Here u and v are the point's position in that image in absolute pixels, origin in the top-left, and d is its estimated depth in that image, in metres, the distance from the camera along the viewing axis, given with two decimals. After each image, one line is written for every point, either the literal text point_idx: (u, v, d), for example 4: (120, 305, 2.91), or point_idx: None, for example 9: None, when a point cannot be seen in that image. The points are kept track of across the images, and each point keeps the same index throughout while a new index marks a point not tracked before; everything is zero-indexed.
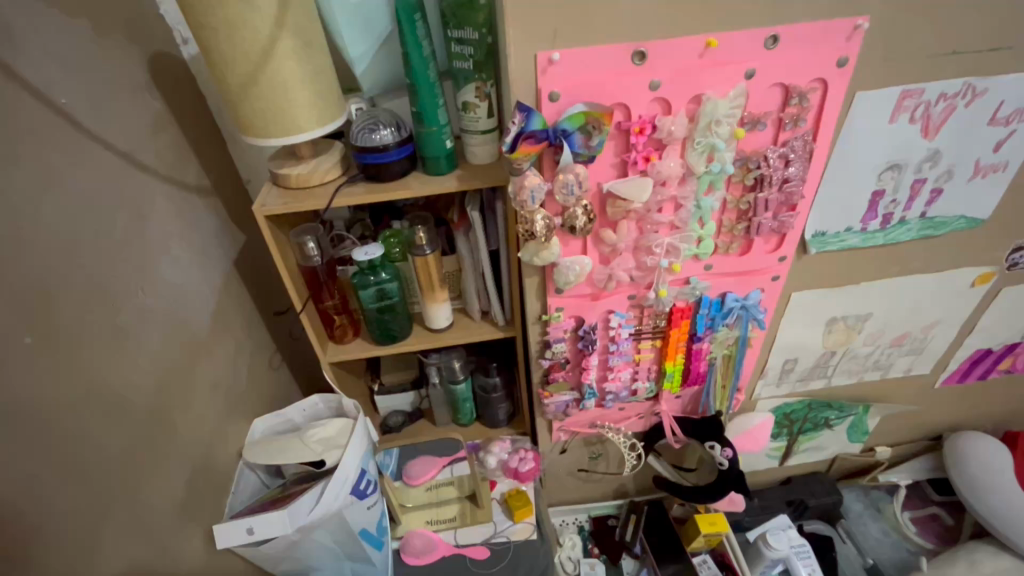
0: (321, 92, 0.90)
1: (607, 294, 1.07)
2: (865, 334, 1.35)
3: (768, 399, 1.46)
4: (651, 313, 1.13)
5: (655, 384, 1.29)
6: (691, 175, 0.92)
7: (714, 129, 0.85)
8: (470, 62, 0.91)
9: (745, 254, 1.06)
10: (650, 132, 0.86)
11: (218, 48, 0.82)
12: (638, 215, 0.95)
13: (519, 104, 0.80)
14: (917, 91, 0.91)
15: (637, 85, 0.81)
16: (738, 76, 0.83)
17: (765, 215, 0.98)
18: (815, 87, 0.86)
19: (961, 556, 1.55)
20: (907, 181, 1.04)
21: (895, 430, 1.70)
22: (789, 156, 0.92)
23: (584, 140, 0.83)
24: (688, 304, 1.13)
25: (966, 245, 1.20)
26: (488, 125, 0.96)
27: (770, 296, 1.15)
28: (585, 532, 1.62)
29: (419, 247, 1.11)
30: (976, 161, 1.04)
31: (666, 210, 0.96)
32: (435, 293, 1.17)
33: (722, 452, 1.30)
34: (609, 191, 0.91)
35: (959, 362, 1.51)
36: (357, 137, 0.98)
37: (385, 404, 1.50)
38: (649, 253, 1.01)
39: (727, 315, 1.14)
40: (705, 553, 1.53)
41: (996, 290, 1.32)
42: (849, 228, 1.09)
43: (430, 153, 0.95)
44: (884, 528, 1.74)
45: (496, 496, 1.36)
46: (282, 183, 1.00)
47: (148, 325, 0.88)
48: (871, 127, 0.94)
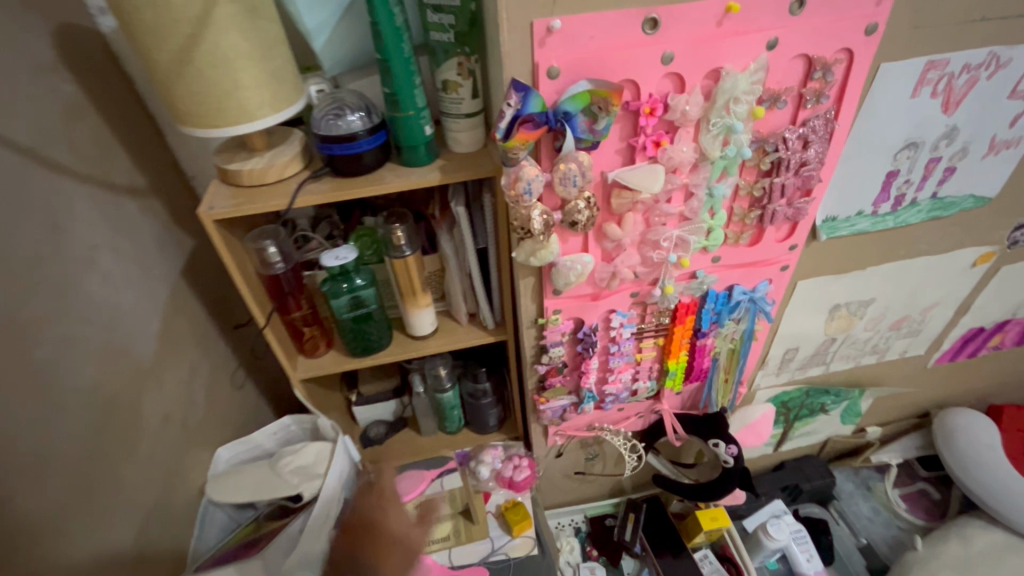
0: (273, 70, 0.76)
1: (608, 292, 0.98)
2: (866, 320, 1.31)
3: (766, 389, 1.41)
4: (655, 310, 1.04)
5: (657, 382, 1.20)
6: (704, 161, 0.82)
7: (732, 108, 0.75)
8: (450, 34, 0.78)
9: (754, 244, 0.98)
10: (661, 113, 0.75)
11: (139, 17, 0.67)
12: (645, 206, 0.86)
13: (514, 82, 0.67)
14: (942, 62, 0.84)
15: (648, 58, 0.70)
16: (760, 47, 0.73)
17: (779, 202, 0.90)
18: (841, 58, 0.77)
19: (953, 533, 1.56)
20: (922, 161, 0.97)
21: (886, 410, 1.69)
22: (808, 137, 0.83)
23: (587, 124, 0.72)
24: (693, 299, 1.03)
25: (972, 224, 1.15)
26: (473, 107, 0.84)
27: (777, 286, 1.07)
28: (582, 534, 1.55)
29: (397, 248, 0.99)
30: (992, 137, 0.98)
31: (675, 200, 0.87)
32: (417, 297, 1.05)
33: (727, 450, 1.21)
34: (616, 180, 0.80)
35: (952, 341, 1.49)
36: (320, 125, 0.84)
37: (366, 415, 1.39)
38: (655, 247, 0.91)
39: (733, 309, 1.06)
40: (705, 548, 1.49)
41: (995, 268, 1.29)
42: (860, 212, 1.02)
43: (407, 142, 0.82)
44: (874, 506, 1.74)
45: (491, 509, 1.27)
46: (232, 180, 0.85)
47: (75, 359, 0.73)
48: (892, 103, 0.86)
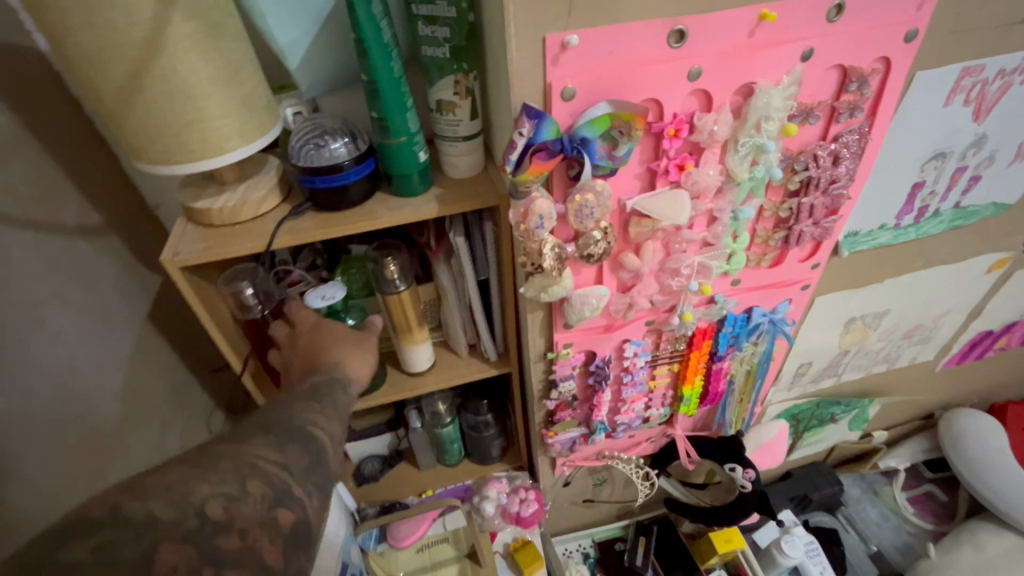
0: (243, 95, 0.65)
1: (623, 323, 0.90)
2: (880, 330, 1.26)
3: (778, 404, 1.35)
4: (670, 337, 0.97)
5: (670, 408, 1.13)
6: (730, 183, 0.75)
7: (763, 126, 0.68)
8: (446, 49, 0.68)
9: (776, 265, 0.91)
10: (686, 134, 0.67)
11: (77, 41, 0.56)
12: (665, 233, 0.78)
13: (526, 107, 0.59)
14: (978, 68, 0.77)
15: (673, 75, 0.62)
16: (794, 59, 0.65)
17: (806, 222, 0.83)
18: (877, 68, 0.70)
19: (965, 539, 1.53)
20: (949, 171, 0.91)
21: (893, 414, 1.66)
22: (840, 153, 0.76)
23: (606, 149, 0.64)
24: (710, 324, 0.97)
25: (991, 231, 1.11)
26: (472, 129, 0.74)
27: (797, 306, 1.01)
28: (591, 559, 1.48)
29: (389, 282, 0.89)
30: (1019, 144, 0.93)
31: (697, 225, 0.79)
32: (413, 332, 0.96)
33: (745, 474, 1.17)
34: (634, 208, 0.72)
35: (961, 346, 1.45)
36: (299, 154, 0.74)
37: (358, 451, 1.29)
38: (674, 274, 0.83)
39: (752, 332, 0.99)
40: (720, 569, 1.43)
41: (1009, 273, 1.25)
42: (882, 225, 0.96)
43: (399, 170, 0.73)
44: (883, 511, 1.71)
45: (499, 548, 1.22)
46: (200, 219, 0.75)
47: (22, 440, 0.63)
48: (924, 112, 0.80)
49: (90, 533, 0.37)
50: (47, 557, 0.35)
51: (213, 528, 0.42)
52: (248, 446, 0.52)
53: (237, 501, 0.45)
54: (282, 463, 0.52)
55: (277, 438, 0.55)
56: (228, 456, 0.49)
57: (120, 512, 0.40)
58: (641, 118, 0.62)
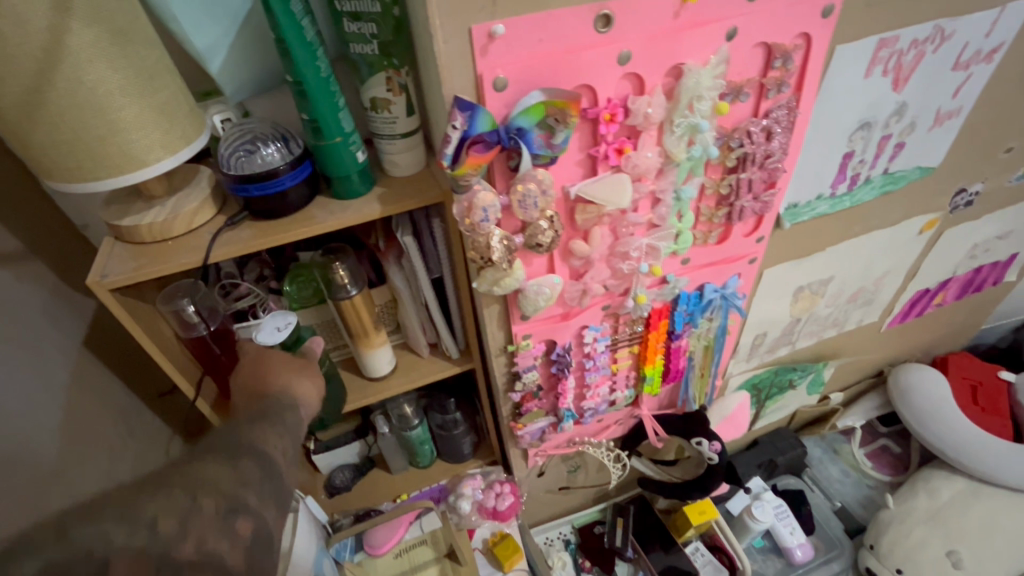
0: (161, 104, 0.62)
1: (579, 310, 0.91)
2: (827, 297, 1.31)
3: (738, 376, 1.39)
4: (628, 320, 0.97)
5: (634, 389, 1.14)
6: (669, 164, 0.76)
7: (695, 106, 0.69)
8: (374, 45, 0.67)
9: (723, 241, 0.93)
10: (621, 119, 0.68)
11: None
12: (611, 218, 0.79)
13: (457, 99, 0.58)
14: (893, 39, 0.81)
15: (603, 60, 0.63)
16: (719, 38, 0.67)
17: (747, 197, 0.85)
18: (799, 44, 0.72)
19: (920, 486, 1.62)
20: (875, 139, 0.96)
21: (846, 376, 1.74)
22: (772, 129, 0.79)
23: (544, 138, 0.64)
24: (665, 303, 0.97)
25: (919, 194, 1.17)
26: (409, 126, 0.73)
27: (747, 280, 1.03)
28: (572, 546, 1.49)
29: (341, 288, 0.87)
30: (937, 110, 0.98)
31: (642, 207, 0.80)
32: (371, 337, 0.95)
33: (711, 447, 1.19)
34: (579, 195, 0.73)
35: (902, 305, 1.53)
36: (230, 163, 0.72)
37: (326, 463, 1.25)
38: (624, 258, 0.84)
39: (706, 307, 1.00)
40: (695, 540, 1.48)
41: (939, 233, 1.32)
42: (819, 195, 1.00)
43: (337, 172, 0.71)
44: (843, 469, 1.79)
45: (478, 545, 1.23)
46: (128, 237, 0.71)
47: None
48: (848, 84, 0.83)
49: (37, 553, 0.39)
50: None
51: (165, 544, 0.45)
52: (198, 469, 0.53)
53: (190, 519, 0.48)
54: (236, 479, 0.54)
55: (224, 456, 0.56)
56: (181, 478, 0.51)
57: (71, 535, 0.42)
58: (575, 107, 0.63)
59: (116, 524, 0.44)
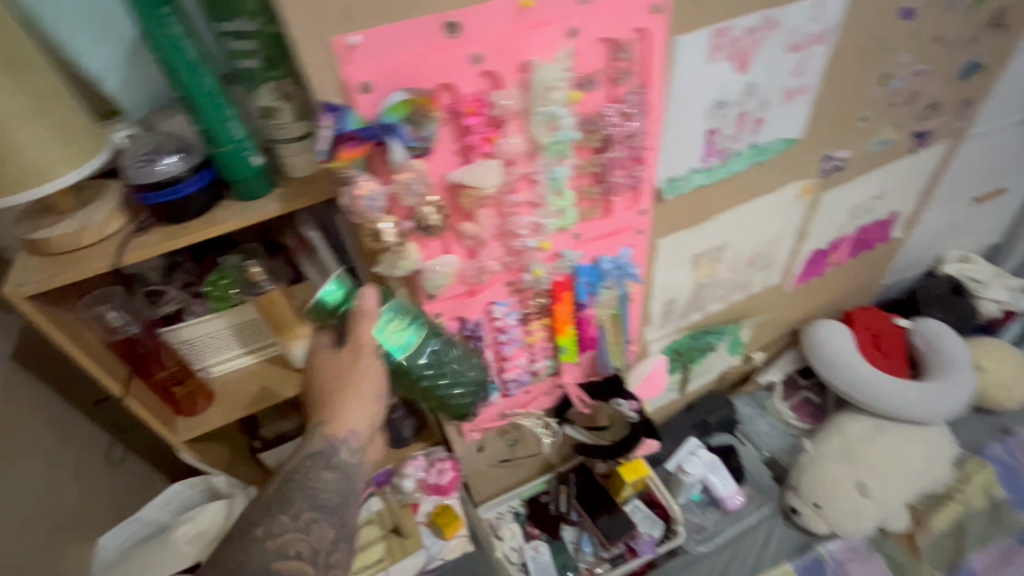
0: (57, 125, 0.69)
1: (483, 286, 1.02)
2: (725, 262, 1.45)
3: (657, 341, 1.52)
4: (532, 294, 1.09)
5: (553, 359, 1.26)
6: (538, 148, 0.87)
7: (549, 96, 0.80)
8: (257, 59, 0.75)
9: (606, 216, 1.05)
10: (485, 111, 0.78)
11: None
12: (493, 200, 0.89)
13: (326, 104, 0.69)
14: (725, 29, 0.94)
15: (458, 61, 0.73)
16: (561, 37, 0.78)
17: (617, 173, 0.97)
18: (637, 37, 0.84)
19: (833, 429, 1.79)
20: (733, 117, 1.09)
21: (764, 335, 1.90)
22: (628, 112, 0.90)
23: (414, 132, 0.73)
24: (566, 277, 1.08)
25: (790, 163, 1.31)
26: (301, 129, 0.81)
27: (638, 250, 1.17)
28: (521, 516, 1.61)
29: (256, 283, 0.92)
30: (785, 87, 1.11)
31: (521, 189, 0.91)
32: (290, 329, 0.99)
33: (630, 406, 1.34)
34: (457, 181, 0.82)
35: (801, 265, 1.69)
36: (133, 173, 0.78)
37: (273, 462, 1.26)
38: (514, 236, 0.95)
39: (604, 279, 1.12)
40: (635, 499, 1.57)
41: (819, 198, 1.48)
42: (693, 169, 1.12)
43: (236, 175, 0.79)
44: (771, 422, 1.95)
45: (422, 519, 1.28)
46: (41, 249, 0.77)
47: None
48: (694, 70, 0.96)
49: None
50: None
51: None
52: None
53: None
54: None
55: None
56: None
57: None
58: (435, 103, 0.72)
59: None
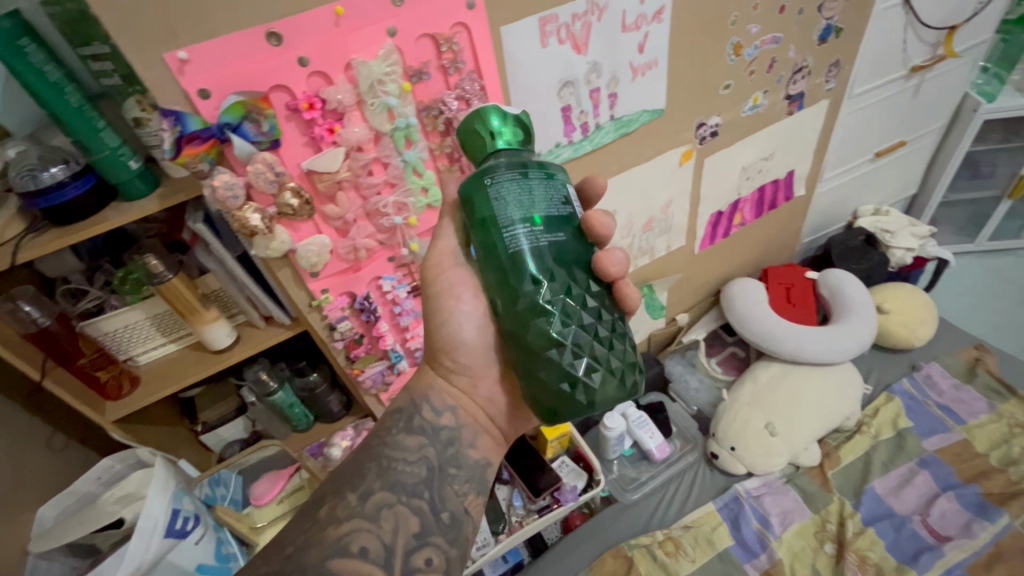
0: None
1: (714, 263, 1.17)
2: None
3: None
4: (754, 290, 1.15)
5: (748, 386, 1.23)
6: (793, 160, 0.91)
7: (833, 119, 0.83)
8: None
9: None
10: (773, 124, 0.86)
11: None
12: (740, 186, 1.04)
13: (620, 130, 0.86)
14: None
15: (722, 74, 0.83)
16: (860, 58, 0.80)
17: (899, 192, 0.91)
18: None
19: None
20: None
21: None
22: None
23: (699, 126, 0.88)
24: (779, 272, 1.20)
25: None
26: None
27: (898, 297, 1.18)
28: None
29: None
30: None
31: (766, 188, 1.10)
32: None
33: None
34: (711, 160, 0.94)
35: None
36: None
37: None
38: (751, 214, 1.13)
39: (823, 287, 1.18)
40: None
41: None
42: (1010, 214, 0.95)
43: None
44: None
45: None
46: None
47: None
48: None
49: (834, 555, 0.93)
50: (792, 568, 0.92)
51: (843, 511, 0.97)
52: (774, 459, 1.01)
53: (819, 500, 0.99)
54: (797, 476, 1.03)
55: (852, 487, 1.01)
56: (874, 473, 1.01)
57: (853, 549, 0.92)
58: (691, 102, 0.83)
59: (827, 494, 1.00)
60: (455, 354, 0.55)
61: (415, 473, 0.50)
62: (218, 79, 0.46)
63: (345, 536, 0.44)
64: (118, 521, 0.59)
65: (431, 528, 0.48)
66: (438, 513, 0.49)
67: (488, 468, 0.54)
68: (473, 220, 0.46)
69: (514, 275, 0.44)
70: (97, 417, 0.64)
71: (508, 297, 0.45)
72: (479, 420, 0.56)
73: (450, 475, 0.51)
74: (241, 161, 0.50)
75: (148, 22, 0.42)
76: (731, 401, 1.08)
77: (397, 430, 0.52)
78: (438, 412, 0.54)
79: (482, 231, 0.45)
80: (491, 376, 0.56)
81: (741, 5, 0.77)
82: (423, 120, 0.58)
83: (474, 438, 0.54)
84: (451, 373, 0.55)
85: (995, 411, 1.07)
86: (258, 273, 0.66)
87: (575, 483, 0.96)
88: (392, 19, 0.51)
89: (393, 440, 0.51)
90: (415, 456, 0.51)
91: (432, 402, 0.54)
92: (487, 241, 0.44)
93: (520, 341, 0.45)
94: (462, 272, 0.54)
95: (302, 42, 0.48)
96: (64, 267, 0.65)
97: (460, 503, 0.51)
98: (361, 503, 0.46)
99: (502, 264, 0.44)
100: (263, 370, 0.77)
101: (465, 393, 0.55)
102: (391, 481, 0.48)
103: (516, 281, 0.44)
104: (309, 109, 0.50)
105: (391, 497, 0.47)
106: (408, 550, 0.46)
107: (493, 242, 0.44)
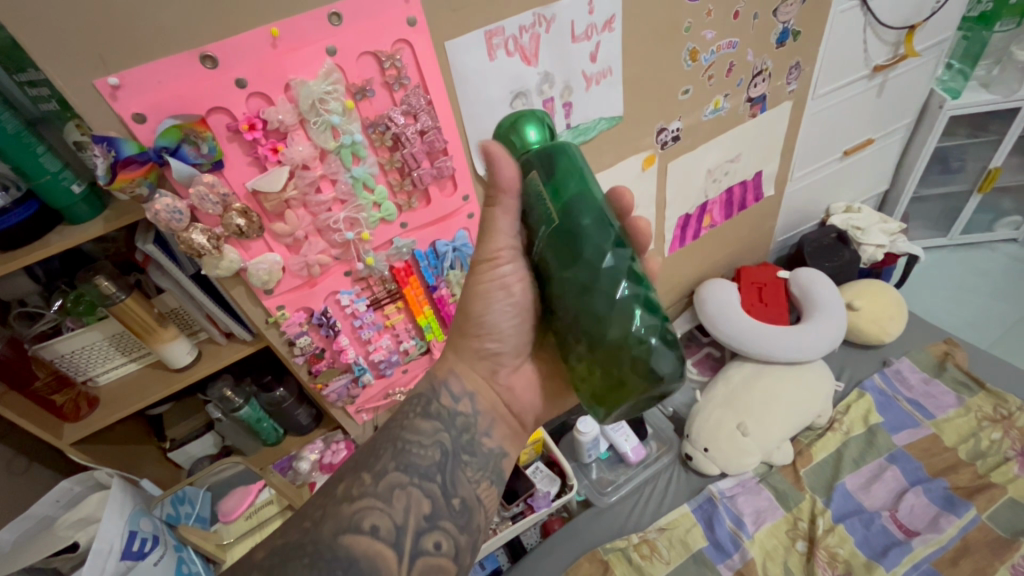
0: None
1: (689, 264, 1.19)
2: None
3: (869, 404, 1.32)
4: (726, 290, 1.16)
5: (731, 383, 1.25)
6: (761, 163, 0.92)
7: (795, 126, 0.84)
8: None
9: None
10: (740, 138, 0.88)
11: None
12: (709, 189, 1.06)
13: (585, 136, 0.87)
14: None
15: (679, 78, 0.84)
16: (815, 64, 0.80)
17: None
18: None
19: None
20: None
21: None
22: None
23: (661, 129, 0.88)
24: (751, 272, 1.21)
25: None
26: None
27: (868, 294, 1.19)
28: None
29: None
30: None
31: (734, 190, 1.11)
32: None
33: None
34: (674, 165, 0.95)
35: None
36: None
37: None
38: (721, 216, 1.14)
39: (794, 286, 1.19)
40: None
41: None
42: None
43: None
44: None
45: None
46: None
47: None
48: None
49: (804, 553, 0.94)
50: (764, 566, 0.93)
51: (813, 508, 0.98)
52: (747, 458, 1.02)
53: (790, 497, 1.01)
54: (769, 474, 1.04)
55: (824, 483, 1.02)
56: (845, 469, 1.02)
57: (822, 545, 0.93)
58: (650, 108, 0.84)
59: (798, 491, 1.01)
60: (487, 339, 0.54)
61: (428, 455, 0.50)
62: (152, 104, 0.46)
63: (359, 512, 0.45)
64: (73, 545, 0.59)
65: (442, 511, 0.48)
66: (449, 498, 0.49)
67: (502, 457, 0.54)
68: (540, 200, 0.43)
69: (589, 255, 0.41)
70: (54, 440, 0.63)
71: (601, 259, 0.41)
72: (496, 407, 0.55)
73: (464, 462, 0.51)
74: (183, 183, 0.50)
75: (73, 50, 0.42)
76: (704, 402, 1.09)
77: (415, 414, 0.52)
78: (456, 398, 0.54)
79: (571, 192, 0.42)
80: (514, 363, 0.56)
81: (694, 11, 0.77)
82: (370, 136, 0.59)
83: (490, 427, 0.54)
84: (478, 358, 0.55)
85: (962, 405, 1.08)
86: (213, 291, 0.66)
87: (548, 489, 0.96)
88: (331, 38, 0.51)
89: (409, 423, 0.51)
90: (431, 439, 0.51)
91: (451, 387, 0.54)
92: (556, 221, 0.42)
93: (621, 306, 0.40)
94: (515, 266, 0.50)
95: (237, 65, 0.48)
96: (18, 289, 0.64)
97: (472, 490, 0.51)
98: (376, 481, 0.47)
99: (597, 225, 0.42)
100: (227, 387, 0.77)
101: (486, 378, 0.55)
102: (405, 461, 0.48)
103: (608, 243, 0.41)
104: (250, 130, 0.51)
105: (405, 478, 0.48)
106: (419, 530, 0.46)
107: (586, 200, 0.42)
